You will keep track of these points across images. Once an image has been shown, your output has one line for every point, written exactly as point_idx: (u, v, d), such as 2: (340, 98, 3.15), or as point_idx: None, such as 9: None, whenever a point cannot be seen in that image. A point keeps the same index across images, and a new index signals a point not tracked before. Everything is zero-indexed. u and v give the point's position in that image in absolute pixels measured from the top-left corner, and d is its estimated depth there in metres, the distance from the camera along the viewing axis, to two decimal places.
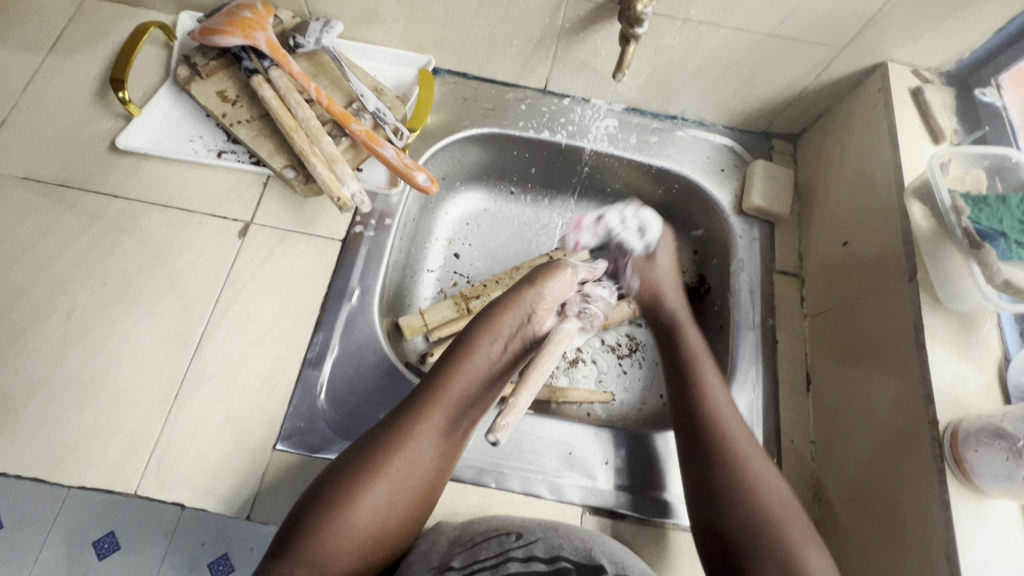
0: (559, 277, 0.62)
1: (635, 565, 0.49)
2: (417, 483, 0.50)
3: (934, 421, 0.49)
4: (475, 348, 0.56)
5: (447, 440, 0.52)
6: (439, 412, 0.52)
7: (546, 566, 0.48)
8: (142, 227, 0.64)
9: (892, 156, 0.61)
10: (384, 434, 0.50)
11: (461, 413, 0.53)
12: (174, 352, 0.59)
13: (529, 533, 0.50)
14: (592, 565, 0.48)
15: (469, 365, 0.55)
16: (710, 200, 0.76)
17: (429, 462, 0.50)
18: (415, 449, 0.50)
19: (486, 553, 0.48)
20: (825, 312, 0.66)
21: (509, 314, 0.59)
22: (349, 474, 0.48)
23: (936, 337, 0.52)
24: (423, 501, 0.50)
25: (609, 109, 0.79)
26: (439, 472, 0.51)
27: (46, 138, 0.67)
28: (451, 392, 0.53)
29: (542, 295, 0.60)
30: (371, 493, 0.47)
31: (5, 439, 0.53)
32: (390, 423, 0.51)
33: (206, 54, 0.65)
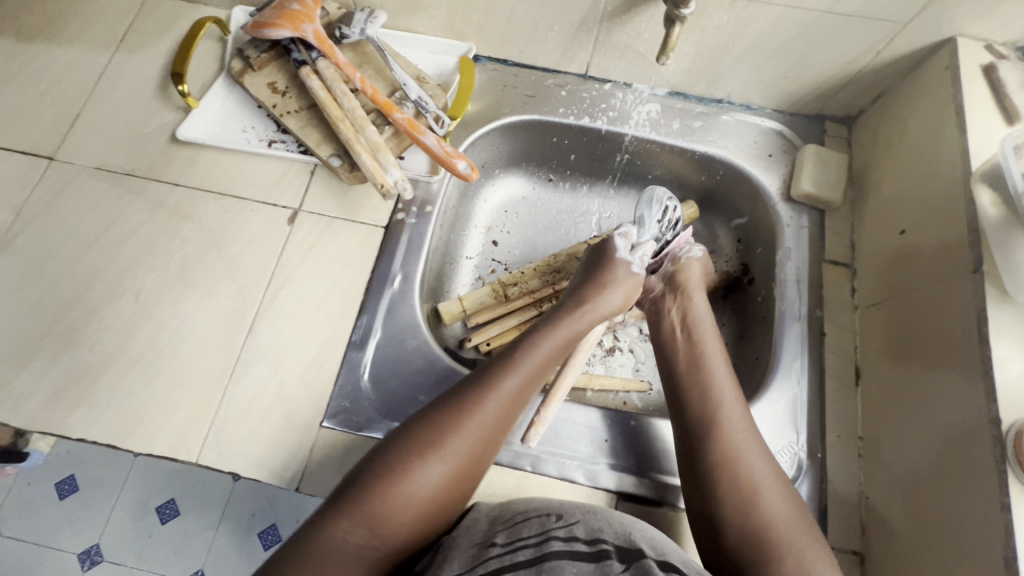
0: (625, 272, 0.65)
1: (675, 553, 0.48)
2: (474, 459, 0.50)
3: (995, 419, 0.46)
4: (543, 339, 0.58)
5: (509, 415, 0.53)
6: (503, 394, 0.53)
7: (588, 546, 0.47)
8: (200, 214, 0.67)
9: (958, 138, 0.57)
10: (446, 409, 0.51)
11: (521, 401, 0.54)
12: (230, 331, 0.62)
13: (569, 516, 0.51)
14: (634, 549, 0.47)
15: (538, 346, 0.58)
16: (756, 186, 0.73)
17: (489, 437, 0.51)
18: (476, 421, 0.51)
19: (528, 533, 0.48)
20: (878, 305, 0.63)
21: (590, 307, 0.62)
22: (408, 445, 0.49)
23: (1001, 332, 0.48)
24: (475, 476, 0.51)
25: (652, 93, 0.77)
26: (495, 444, 0.52)
27: (115, 130, 0.71)
28: (517, 370, 0.55)
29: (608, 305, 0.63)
30: (433, 460, 0.48)
31: (81, 409, 0.58)
32: (453, 395, 0.52)
33: (258, 47, 0.68)
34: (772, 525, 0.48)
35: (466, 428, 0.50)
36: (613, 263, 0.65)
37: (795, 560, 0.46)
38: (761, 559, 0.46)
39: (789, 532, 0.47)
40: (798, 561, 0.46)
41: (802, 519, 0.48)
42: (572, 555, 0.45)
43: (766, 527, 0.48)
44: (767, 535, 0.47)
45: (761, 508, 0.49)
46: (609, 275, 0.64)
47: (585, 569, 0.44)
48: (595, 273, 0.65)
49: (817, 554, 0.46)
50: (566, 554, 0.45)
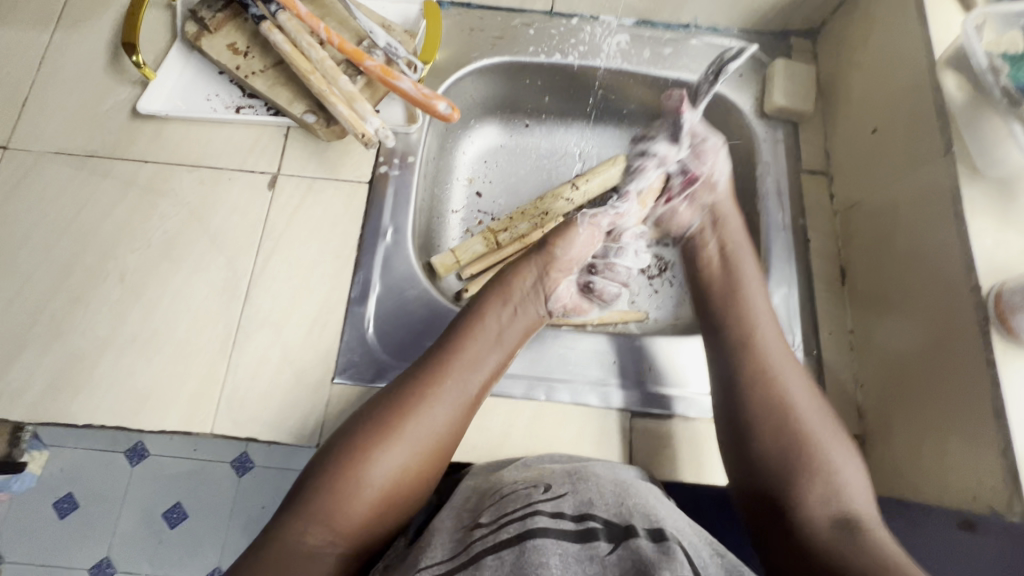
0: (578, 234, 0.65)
1: (668, 520, 0.44)
2: (428, 445, 0.51)
3: (976, 286, 0.49)
4: (487, 312, 0.59)
5: (461, 398, 0.54)
6: (451, 377, 0.54)
7: (575, 525, 0.43)
8: (175, 188, 0.65)
9: (920, 29, 0.58)
10: (394, 394, 0.52)
11: (471, 375, 0.55)
12: (225, 301, 0.61)
13: (558, 487, 0.48)
14: (624, 525, 0.42)
15: (480, 337, 0.57)
16: (730, 106, 0.74)
17: (445, 435, 0.52)
18: (426, 421, 0.51)
19: (512, 510, 0.45)
20: (855, 205, 0.66)
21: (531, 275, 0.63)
22: (360, 438, 0.50)
23: (975, 207, 0.51)
24: (435, 468, 0.52)
25: (620, 24, 0.77)
26: (454, 436, 0.53)
27: (69, 111, 0.68)
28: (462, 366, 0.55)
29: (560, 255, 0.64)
30: (390, 459, 0.49)
31: (81, 396, 0.57)
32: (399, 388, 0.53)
33: (211, 7, 0.64)
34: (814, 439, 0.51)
35: (418, 430, 0.51)
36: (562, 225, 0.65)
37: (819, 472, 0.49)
38: (801, 478, 0.49)
39: (824, 442, 0.51)
40: (835, 474, 0.49)
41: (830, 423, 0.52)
42: (557, 534, 0.41)
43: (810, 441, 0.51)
44: (812, 451, 0.50)
45: (804, 426, 0.51)
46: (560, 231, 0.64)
47: (569, 550, 0.40)
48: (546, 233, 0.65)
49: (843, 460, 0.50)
50: (551, 532, 0.42)
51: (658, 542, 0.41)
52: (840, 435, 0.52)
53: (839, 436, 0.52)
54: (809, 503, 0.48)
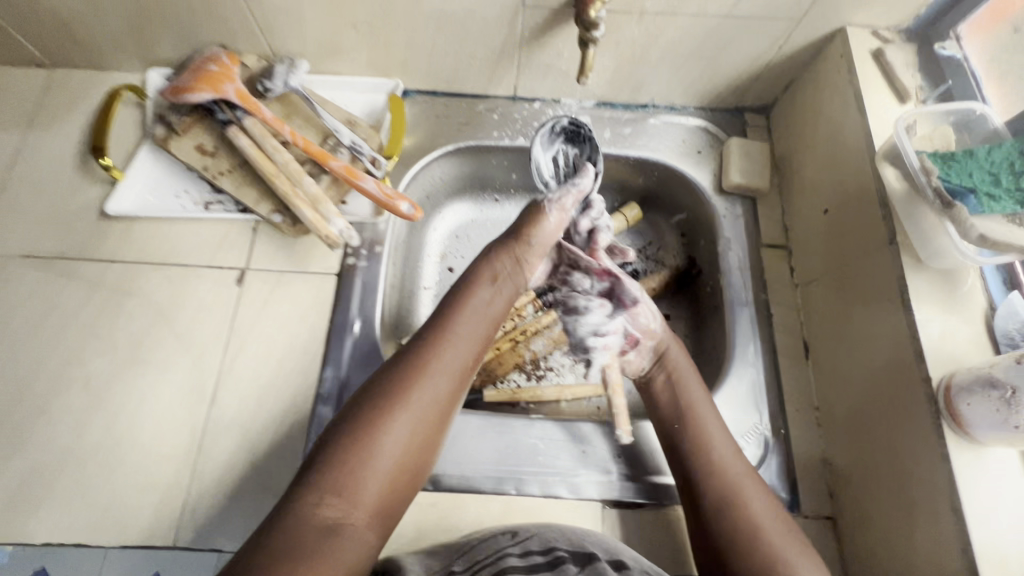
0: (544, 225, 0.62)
1: (626, 552, 0.52)
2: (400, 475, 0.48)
3: (926, 378, 0.50)
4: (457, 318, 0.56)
5: (436, 420, 0.50)
6: (423, 399, 0.50)
7: (543, 556, 0.50)
8: (143, 288, 0.66)
9: (860, 121, 0.61)
10: (360, 415, 0.48)
11: (442, 394, 0.51)
12: (191, 404, 0.61)
13: (523, 532, 0.54)
14: (585, 552, 0.51)
15: (448, 340, 0.54)
16: (690, 182, 0.77)
17: (410, 452, 0.48)
18: (387, 441, 0.47)
19: (484, 554, 0.51)
20: (814, 282, 0.67)
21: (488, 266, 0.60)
22: (332, 470, 0.45)
23: (921, 296, 0.53)
24: (399, 500, 0.48)
25: (580, 106, 0.80)
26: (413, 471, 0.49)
27: (38, 213, 0.68)
28: (428, 373, 0.51)
29: (530, 244, 0.62)
30: (353, 483, 0.45)
31: (43, 511, 0.56)
32: (367, 406, 0.48)
33: (179, 111, 0.66)
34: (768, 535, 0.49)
35: (377, 454, 0.46)
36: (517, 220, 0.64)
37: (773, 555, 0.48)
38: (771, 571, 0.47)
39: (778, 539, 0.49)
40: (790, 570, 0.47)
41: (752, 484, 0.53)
42: (528, 568, 0.49)
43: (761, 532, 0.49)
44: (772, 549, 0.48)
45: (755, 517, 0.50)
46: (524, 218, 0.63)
47: None
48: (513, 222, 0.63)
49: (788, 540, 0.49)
50: (522, 569, 0.48)
51: (620, 569, 0.49)
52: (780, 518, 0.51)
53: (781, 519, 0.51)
54: None
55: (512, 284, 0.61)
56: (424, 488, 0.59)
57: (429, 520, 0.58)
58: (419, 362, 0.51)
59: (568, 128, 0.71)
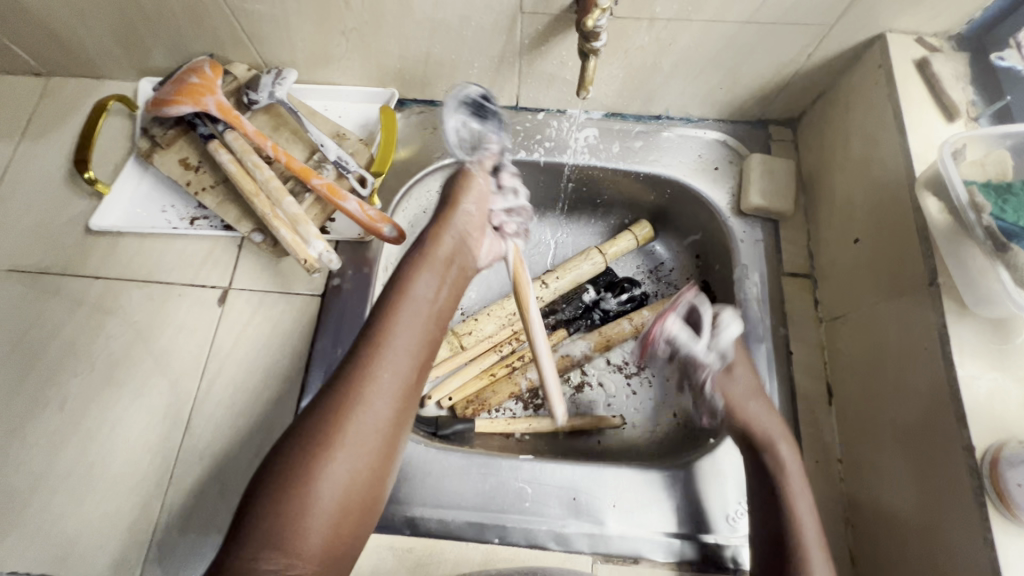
0: (470, 185, 0.59)
1: None
2: (351, 498, 0.45)
3: (968, 447, 0.43)
4: (394, 318, 0.51)
5: (383, 437, 0.47)
6: (360, 421, 0.46)
7: None
8: (124, 306, 0.64)
9: (899, 141, 0.54)
10: (293, 448, 0.45)
11: (383, 407, 0.47)
12: (165, 430, 0.58)
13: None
14: None
15: (383, 355, 0.49)
16: (705, 202, 0.70)
17: (356, 489, 0.45)
18: (322, 479, 0.44)
19: None
20: (841, 318, 0.60)
21: (434, 250, 0.55)
22: (269, 512, 0.43)
23: (965, 348, 0.46)
24: (357, 522, 0.46)
25: (588, 117, 0.74)
26: (369, 495, 0.46)
27: (25, 226, 0.67)
28: (363, 399, 0.47)
29: (469, 217, 0.58)
30: (294, 532, 0.42)
31: (11, 538, 0.54)
32: (300, 436, 0.45)
33: (163, 124, 0.64)
34: None
35: (318, 486, 0.44)
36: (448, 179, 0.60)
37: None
38: None
39: None
40: None
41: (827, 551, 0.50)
42: None
43: None
44: None
45: None
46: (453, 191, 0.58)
47: None
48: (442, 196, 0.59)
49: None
50: None
51: None
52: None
53: None
54: None
55: (455, 272, 0.57)
56: (401, 532, 0.55)
57: (403, 567, 0.54)
58: (353, 385, 0.47)
59: (474, 99, 0.60)
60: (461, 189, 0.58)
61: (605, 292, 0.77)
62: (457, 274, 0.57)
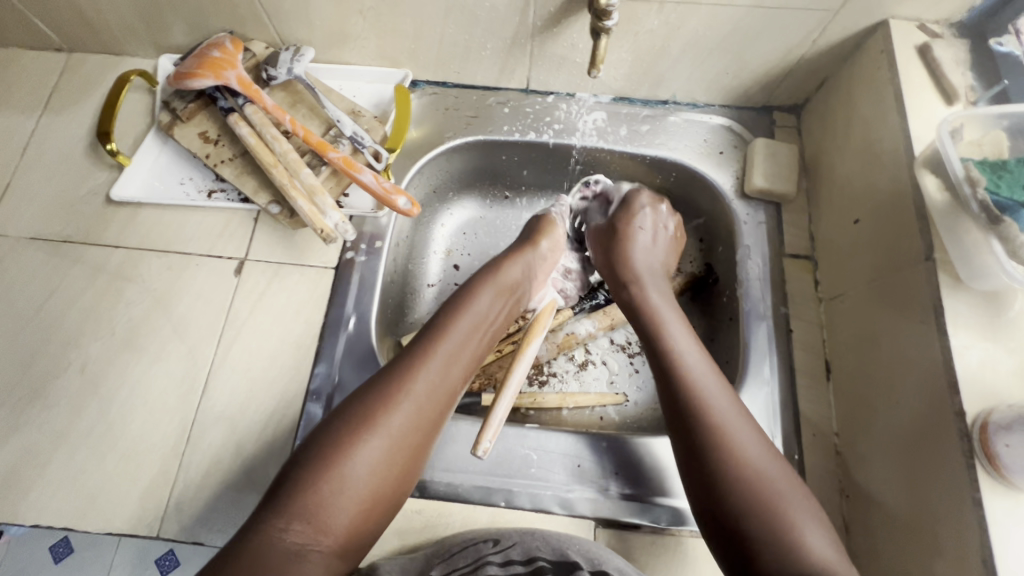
0: (553, 228, 0.70)
1: (613, 563, 0.48)
2: (388, 475, 0.47)
3: (960, 413, 0.45)
4: (451, 328, 0.56)
5: (424, 423, 0.50)
6: (407, 404, 0.49)
7: (524, 567, 0.49)
8: (143, 275, 0.66)
9: (900, 123, 0.56)
10: (339, 425, 0.47)
11: (434, 400, 0.51)
12: (182, 394, 0.60)
13: (506, 539, 0.52)
14: (567, 563, 0.49)
15: (437, 356, 0.53)
16: (709, 185, 0.72)
17: (388, 475, 0.47)
18: (361, 455, 0.46)
19: (463, 562, 0.49)
20: (840, 297, 0.62)
21: (496, 278, 0.62)
22: (305, 482, 0.44)
23: (958, 319, 0.48)
24: (386, 503, 0.47)
25: (596, 101, 0.76)
26: (402, 477, 0.48)
27: (47, 197, 0.69)
28: (414, 391, 0.50)
29: (538, 253, 0.67)
30: (327, 503, 0.44)
31: (33, 493, 0.56)
32: (349, 414, 0.48)
33: (184, 97, 0.66)
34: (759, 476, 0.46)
35: (355, 461, 0.46)
36: (531, 225, 0.71)
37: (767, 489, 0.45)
38: (759, 521, 0.44)
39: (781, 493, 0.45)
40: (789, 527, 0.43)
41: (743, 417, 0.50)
42: None
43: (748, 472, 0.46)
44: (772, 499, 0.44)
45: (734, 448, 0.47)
46: (531, 232, 0.69)
47: None
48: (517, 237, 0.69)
49: (793, 495, 0.45)
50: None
51: None
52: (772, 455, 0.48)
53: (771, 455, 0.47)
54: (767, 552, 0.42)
55: (513, 299, 0.64)
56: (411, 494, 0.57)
57: (412, 527, 0.56)
58: (406, 378, 0.51)
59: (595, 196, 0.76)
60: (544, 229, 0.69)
61: None
62: (517, 299, 0.64)
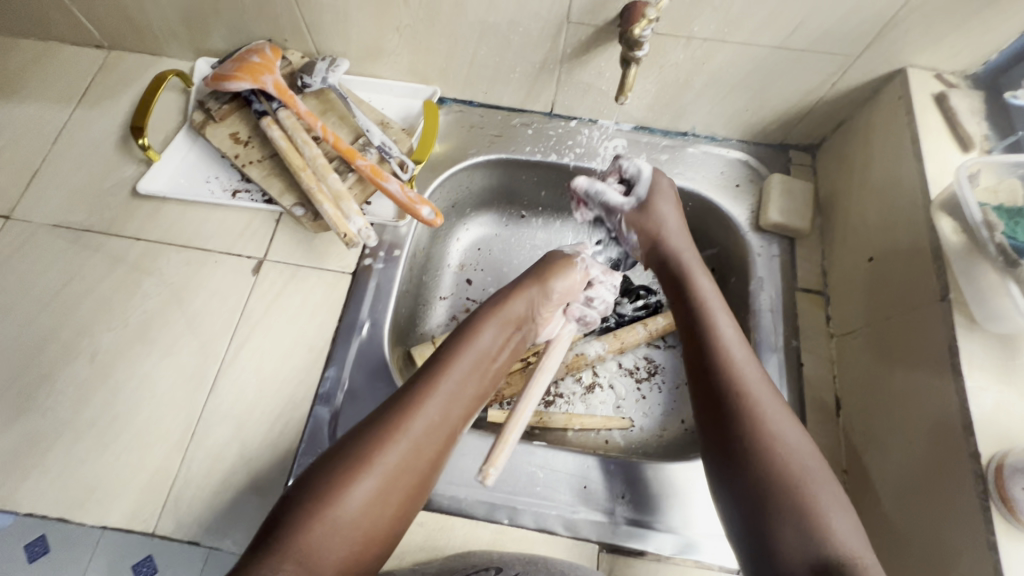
0: (572, 272, 0.65)
1: None
2: (379, 514, 0.47)
3: (975, 454, 0.45)
4: (449, 368, 0.55)
5: (415, 466, 0.49)
6: (398, 446, 0.48)
7: None
8: (161, 268, 0.66)
9: (916, 167, 0.57)
10: (330, 467, 0.47)
11: (427, 443, 0.50)
12: (190, 389, 0.60)
13: (508, 569, 0.50)
14: None
15: (434, 395, 0.52)
16: (725, 216, 0.74)
17: (381, 516, 0.47)
18: (355, 492, 0.46)
19: None
20: (852, 333, 0.62)
21: (499, 313, 0.60)
22: (294, 527, 0.43)
23: (974, 361, 0.48)
24: (381, 540, 0.47)
25: (618, 129, 0.78)
26: (395, 518, 0.48)
27: (73, 186, 0.70)
28: (409, 433, 0.49)
29: (552, 292, 0.64)
30: (317, 545, 0.43)
31: (31, 481, 0.55)
32: (339, 458, 0.47)
33: (219, 99, 0.68)
34: (794, 463, 0.45)
35: (344, 506, 0.45)
36: (548, 260, 0.66)
37: (800, 475, 0.45)
38: (790, 503, 0.44)
39: (816, 483, 0.45)
40: (820, 510, 0.43)
41: (785, 410, 0.49)
42: None
43: (786, 458, 0.46)
44: (802, 483, 0.44)
45: (773, 428, 0.47)
46: (544, 269, 0.64)
47: None
48: (532, 268, 0.65)
49: (826, 482, 0.45)
50: None
51: None
52: (812, 447, 0.47)
53: (811, 447, 0.47)
54: (789, 535, 0.43)
55: (516, 337, 0.62)
56: None
57: (413, 541, 0.55)
58: (401, 419, 0.50)
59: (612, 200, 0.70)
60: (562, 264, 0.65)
61: (622, 297, 0.80)
62: (521, 335, 0.62)
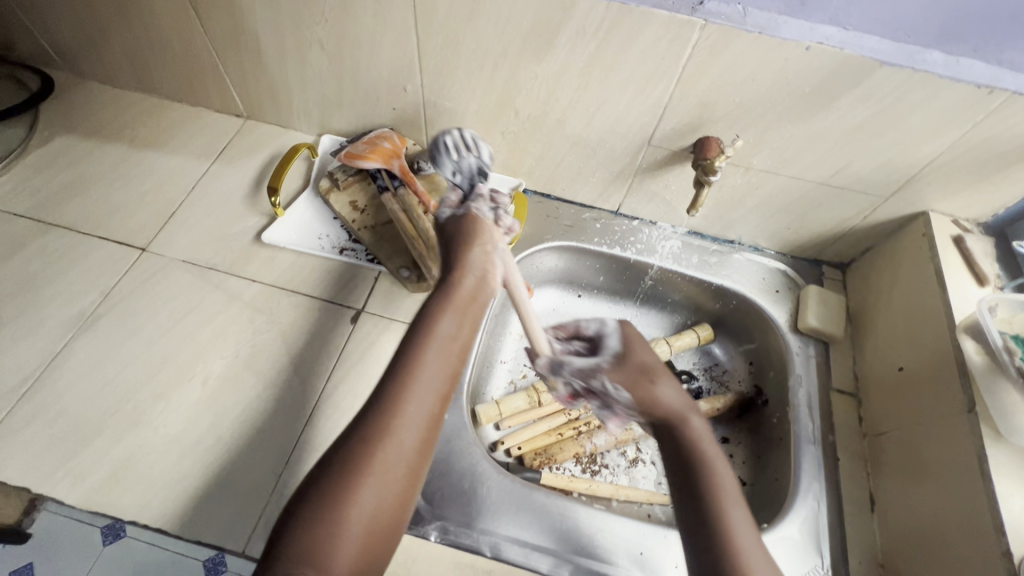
0: (481, 229, 0.63)
1: None
2: (379, 527, 0.44)
3: (1007, 552, 0.51)
4: (421, 356, 0.51)
5: (413, 467, 0.47)
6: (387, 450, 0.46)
7: None
8: (272, 308, 0.74)
9: (941, 293, 0.67)
10: (322, 484, 0.44)
11: (419, 437, 0.48)
12: (287, 419, 0.66)
13: None
14: None
15: (413, 392, 0.49)
16: (766, 317, 0.83)
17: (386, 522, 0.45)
18: (354, 515, 0.43)
19: None
20: (884, 434, 0.69)
21: (461, 278, 0.59)
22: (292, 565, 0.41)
23: (1000, 468, 0.55)
24: (385, 545, 0.45)
25: (674, 231, 0.89)
26: (400, 518, 0.46)
27: (203, 229, 0.80)
28: (395, 433, 0.47)
29: (484, 251, 0.61)
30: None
31: (138, 490, 0.60)
32: (328, 478, 0.44)
33: (346, 172, 0.81)
34: None
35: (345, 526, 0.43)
36: (461, 229, 0.63)
37: None
38: None
39: None
40: None
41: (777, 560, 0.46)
42: None
43: None
44: None
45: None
46: (466, 235, 0.62)
47: None
48: (458, 236, 0.63)
49: None
50: None
51: None
52: None
53: None
54: None
55: (473, 308, 0.58)
56: (483, 554, 0.61)
57: None
58: (383, 421, 0.47)
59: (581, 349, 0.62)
60: (474, 233, 0.62)
61: None
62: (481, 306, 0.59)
